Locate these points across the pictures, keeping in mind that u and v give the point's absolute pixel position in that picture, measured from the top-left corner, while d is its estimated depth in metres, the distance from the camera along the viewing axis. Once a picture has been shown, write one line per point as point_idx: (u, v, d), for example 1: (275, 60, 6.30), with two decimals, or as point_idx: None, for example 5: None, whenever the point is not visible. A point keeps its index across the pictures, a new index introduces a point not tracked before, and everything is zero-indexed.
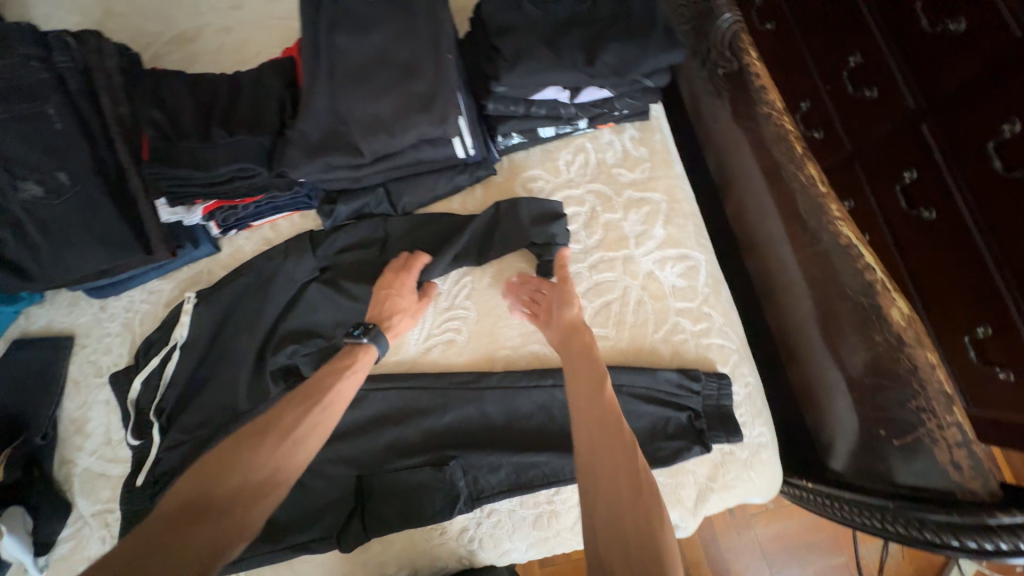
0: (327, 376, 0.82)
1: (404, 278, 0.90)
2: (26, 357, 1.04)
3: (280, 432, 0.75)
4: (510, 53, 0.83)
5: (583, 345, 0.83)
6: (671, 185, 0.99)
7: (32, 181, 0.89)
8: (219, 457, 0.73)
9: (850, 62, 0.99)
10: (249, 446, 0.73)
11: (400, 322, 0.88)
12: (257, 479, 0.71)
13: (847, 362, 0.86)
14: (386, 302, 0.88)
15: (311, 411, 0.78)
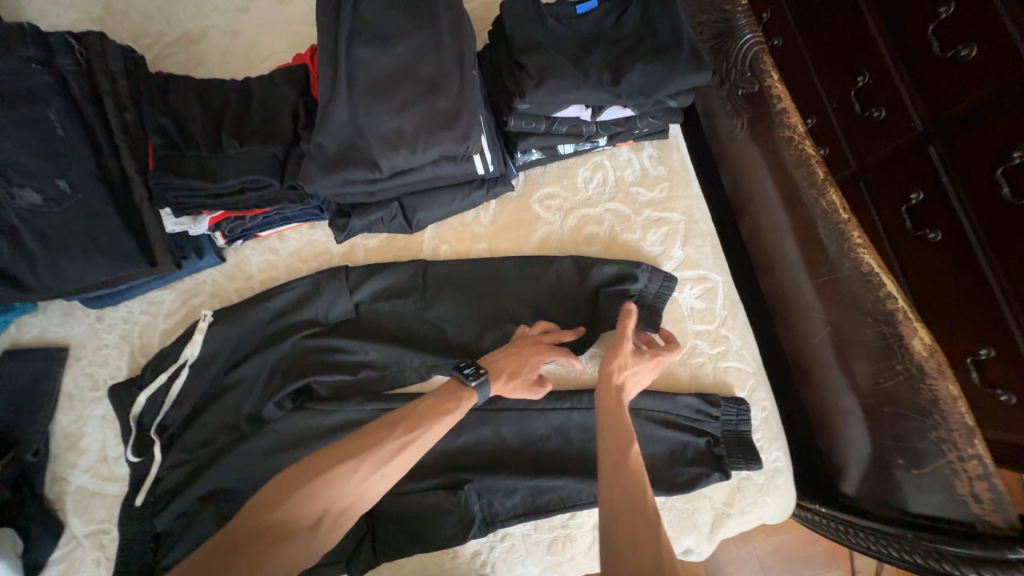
0: (419, 407, 0.77)
1: (543, 351, 0.83)
2: (17, 369, 0.99)
3: (368, 464, 0.72)
4: (536, 70, 0.81)
5: (615, 405, 0.77)
6: (689, 205, 0.97)
7: (30, 188, 0.85)
8: (310, 469, 0.72)
9: (859, 82, 0.95)
10: (337, 471, 0.71)
11: (503, 385, 0.81)
12: (339, 508, 0.70)
13: (860, 387, 0.86)
14: (507, 358, 0.83)
15: (401, 446, 0.73)
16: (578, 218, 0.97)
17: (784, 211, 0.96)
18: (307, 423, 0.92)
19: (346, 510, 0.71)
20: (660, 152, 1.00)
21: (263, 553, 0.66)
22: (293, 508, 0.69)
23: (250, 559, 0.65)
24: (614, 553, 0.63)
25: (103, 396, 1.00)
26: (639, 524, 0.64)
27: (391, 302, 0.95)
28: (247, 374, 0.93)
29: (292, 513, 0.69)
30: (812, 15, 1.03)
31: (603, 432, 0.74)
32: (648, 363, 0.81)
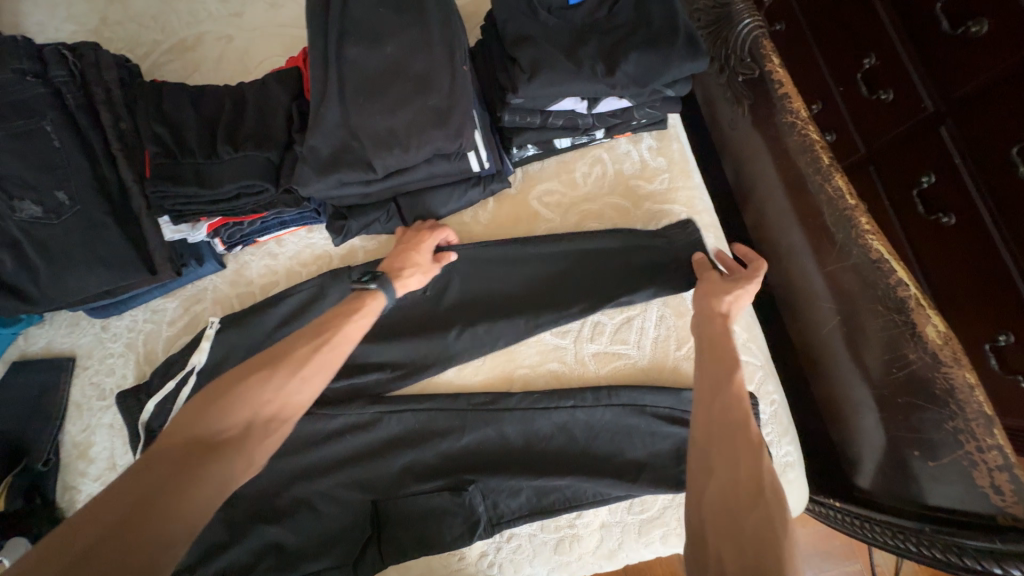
0: (339, 310, 0.78)
1: (424, 237, 0.89)
2: (28, 379, 1.01)
3: (287, 368, 0.69)
4: (528, 64, 0.80)
5: (722, 327, 0.75)
6: (690, 196, 0.95)
7: (30, 200, 0.86)
8: (224, 383, 0.67)
9: (865, 64, 0.92)
10: (258, 380, 0.67)
11: (409, 279, 0.86)
12: (264, 420, 0.66)
13: (868, 377, 0.84)
14: (400, 255, 0.87)
15: (322, 349, 0.73)
16: (577, 213, 0.95)
17: (788, 199, 0.93)
18: (310, 429, 0.92)
19: (275, 417, 0.67)
20: (659, 142, 0.98)
21: (188, 473, 0.59)
22: (215, 421, 0.64)
23: (170, 474, 0.59)
24: (710, 468, 0.60)
25: (110, 405, 1.01)
26: (744, 440, 0.61)
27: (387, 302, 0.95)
28: None
29: (218, 430, 0.63)
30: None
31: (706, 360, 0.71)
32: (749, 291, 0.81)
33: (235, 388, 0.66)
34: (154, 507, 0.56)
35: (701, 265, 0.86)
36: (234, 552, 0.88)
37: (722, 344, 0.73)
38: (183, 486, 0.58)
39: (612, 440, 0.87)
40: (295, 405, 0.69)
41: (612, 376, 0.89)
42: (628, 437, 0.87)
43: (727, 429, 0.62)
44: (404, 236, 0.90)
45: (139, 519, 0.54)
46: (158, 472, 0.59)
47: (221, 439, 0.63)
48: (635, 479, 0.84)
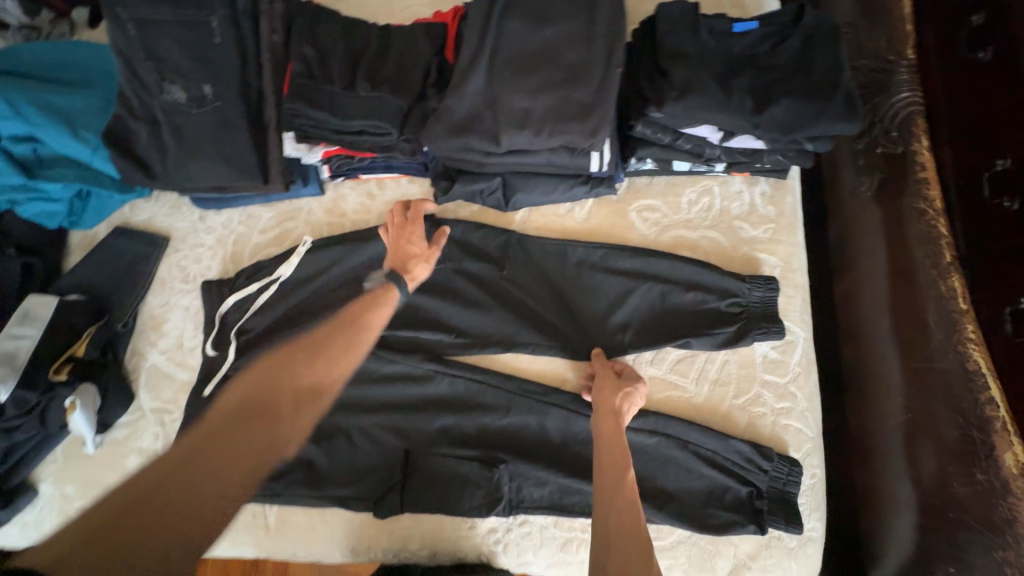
0: (365, 308, 0.82)
1: (412, 229, 0.94)
2: (127, 245, 1.10)
3: (315, 362, 0.75)
4: (679, 82, 0.79)
5: (617, 426, 0.80)
6: (790, 252, 0.94)
7: (179, 86, 0.91)
8: (275, 362, 0.73)
9: (996, 165, 0.77)
10: (294, 361, 0.74)
11: (418, 269, 0.89)
12: (297, 394, 0.71)
13: (917, 483, 0.84)
14: (399, 250, 0.92)
15: (353, 346, 0.78)
16: (672, 237, 0.95)
17: (889, 285, 0.91)
18: (365, 366, 0.96)
19: (312, 391, 0.72)
20: (774, 191, 0.96)
21: (227, 443, 0.64)
22: (256, 399, 0.69)
23: (214, 440, 0.63)
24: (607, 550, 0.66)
25: (191, 290, 1.08)
26: (633, 531, 0.68)
27: (458, 264, 0.98)
28: (323, 307, 0.99)
29: (259, 405, 0.68)
30: (958, 68, 0.83)
31: (603, 454, 0.78)
32: (636, 393, 0.84)
33: (279, 369, 0.72)
34: (188, 480, 0.59)
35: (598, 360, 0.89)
36: None
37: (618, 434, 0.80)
38: (220, 452, 0.62)
39: (648, 464, 0.87)
40: (326, 382, 0.74)
41: (662, 404, 0.89)
42: (663, 466, 0.87)
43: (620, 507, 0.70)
44: (394, 228, 0.95)
45: (178, 491, 0.58)
46: (202, 437, 0.63)
47: (266, 411, 0.68)
48: (659, 507, 0.85)
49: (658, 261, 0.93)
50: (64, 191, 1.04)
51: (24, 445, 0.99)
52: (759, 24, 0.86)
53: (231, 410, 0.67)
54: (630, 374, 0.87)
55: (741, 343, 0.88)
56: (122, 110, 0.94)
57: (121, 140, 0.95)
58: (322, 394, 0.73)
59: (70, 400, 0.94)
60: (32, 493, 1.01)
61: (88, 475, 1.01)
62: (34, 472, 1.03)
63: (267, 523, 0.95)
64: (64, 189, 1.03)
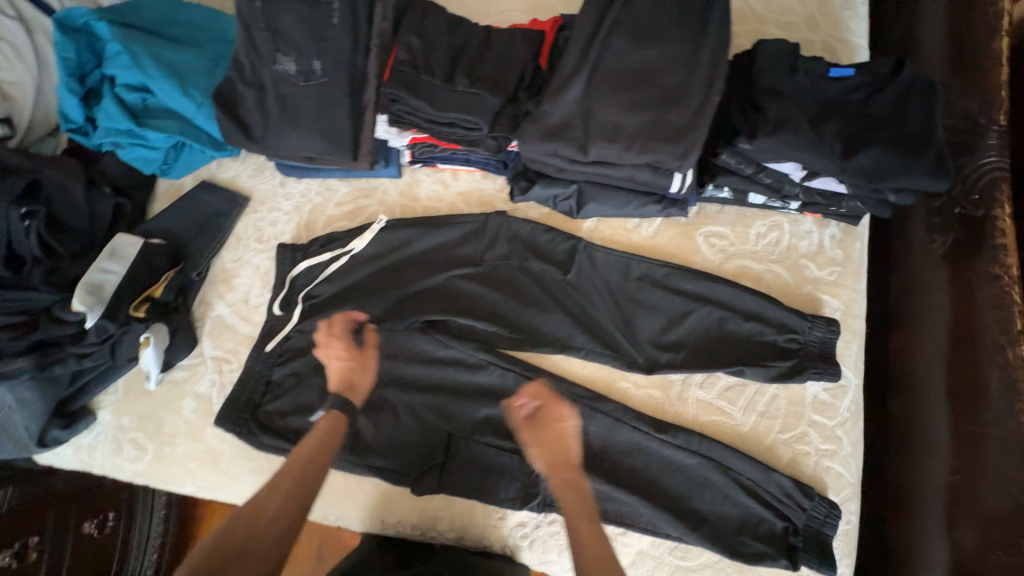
0: (312, 447, 0.86)
1: (343, 342, 0.97)
2: (210, 199, 1.16)
3: (268, 512, 0.79)
4: (774, 118, 0.81)
5: (563, 473, 0.85)
6: (852, 297, 0.94)
7: (291, 59, 0.97)
8: (226, 534, 0.77)
9: None
10: (241, 524, 0.77)
11: (360, 381, 0.95)
12: (248, 560, 0.74)
13: (954, 542, 0.84)
14: (336, 373, 0.94)
15: (301, 501, 0.81)
16: (737, 266, 0.97)
17: (948, 344, 0.91)
18: (419, 347, 1.00)
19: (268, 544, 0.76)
20: (844, 235, 0.97)
21: None
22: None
23: None
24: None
25: (263, 250, 1.13)
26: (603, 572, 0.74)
27: (524, 262, 1.02)
28: (387, 286, 1.03)
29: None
30: None
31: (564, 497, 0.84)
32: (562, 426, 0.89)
33: (232, 537, 0.76)
34: None
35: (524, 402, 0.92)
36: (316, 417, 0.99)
37: (569, 467, 0.86)
38: None
39: (687, 483, 0.89)
40: (277, 528, 0.77)
41: (707, 428, 0.91)
42: (700, 488, 0.88)
43: (592, 536, 0.78)
44: (324, 340, 0.98)
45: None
46: None
47: None
48: (692, 527, 0.86)
49: (720, 287, 0.95)
50: (163, 141, 1.10)
51: (91, 373, 1.07)
52: (856, 72, 0.88)
53: None
54: (549, 414, 0.90)
55: (794, 379, 0.89)
56: (233, 74, 1.00)
57: (228, 102, 1.00)
58: (267, 563, 0.75)
59: (145, 336, 1.00)
60: (92, 418, 1.07)
61: (145, 410, 1.06)
62: (96, 399, 1.09)
63: None
64: (163, 139, 1.10)
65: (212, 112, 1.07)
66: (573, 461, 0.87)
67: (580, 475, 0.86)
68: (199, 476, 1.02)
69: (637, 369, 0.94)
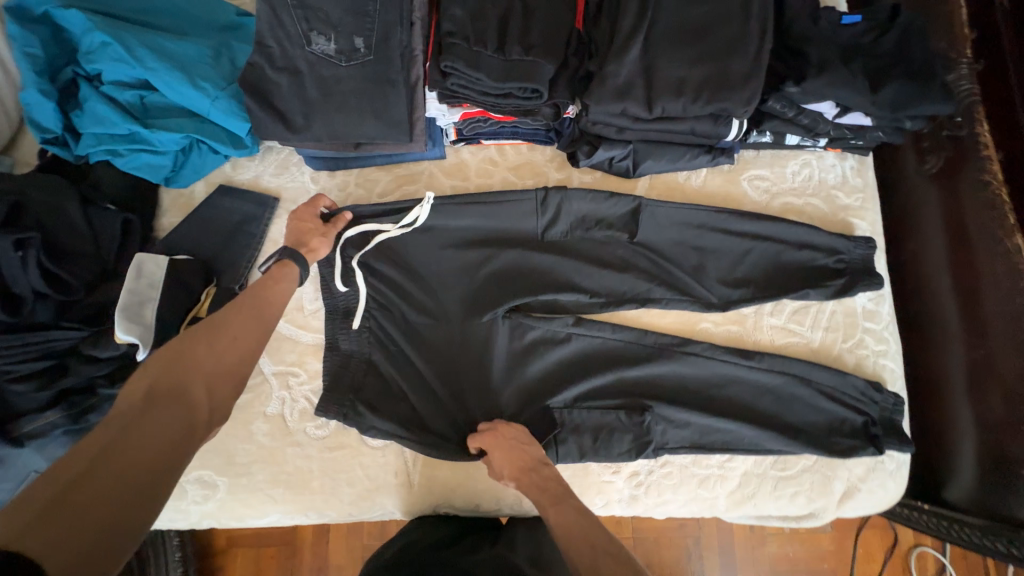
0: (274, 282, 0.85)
1: (305, 213, 0.98)
2: (232, 203, 1.04)
3: (231, 326, 0.74)
4: (815, 61, 0.91)
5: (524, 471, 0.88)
6: (876, 218, 1.08)
7: (329, 39, 0.91)
8: (177, 349, 0.68)
9: None
10: (195, 341, 0.70)
11: (316, 243, 0.94)
12: (216, 372, 0.69)
13: (987, 406, 0.99)
14: (296, 233, 0.95)
15: (264, 323, 0.78)
16: (781, 203, 1.07)
17: (949, 246, 1.07)
18: (502, 324, 1.00)
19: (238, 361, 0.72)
20: (861, 165, 1.10)
21: (140, 424, 0.59)
22: (163, 386, 0.64)
23: (117, 447, 0.56)
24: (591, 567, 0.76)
25: None
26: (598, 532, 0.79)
27: (588, 228, 1.03)
28: (457, 268, 1.02)
29: (172, 380, 0.65)
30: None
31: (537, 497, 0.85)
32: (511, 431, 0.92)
33: (191, 350, 0.69)
34: (111, 462, 0.55)
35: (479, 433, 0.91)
36: (408, 408, 0.95)
37: (535, 468, 0.88)
38: (129, 451, 0.56)
39: (776, 402, 0.98)
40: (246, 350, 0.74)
41: (784, 350, 1.01)
42: (791, 403, 0.98)
43: (559, 514, 0.82)
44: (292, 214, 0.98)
45: (112, 465, 0.55)
46: (94, 450, 0.55)
47: (180, 393, 0.64)
48: (794, 438, 0.95)
49: (775, 224, 1.03)
50: (172, 143, 0.97)
51: None
52: (862, 19, 1.00)
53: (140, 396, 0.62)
54: (502, 425, 0.92)
55: (849, 294, 1.00)
56: (259, 59, 0.91)
57: (258, 90, 0.91)
58: (235, 375, 0.71)
59: None
60: None
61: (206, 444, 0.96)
62: None
63: (410, 481, 0.97)
64: (172, 141, 0.97)
65: (230, 106, 0.96)
66: (531, 464, 0.88)
67: (543, 470, 0.88)
68: (286, 501, 0.95)
69: (715, 308, 1.01)
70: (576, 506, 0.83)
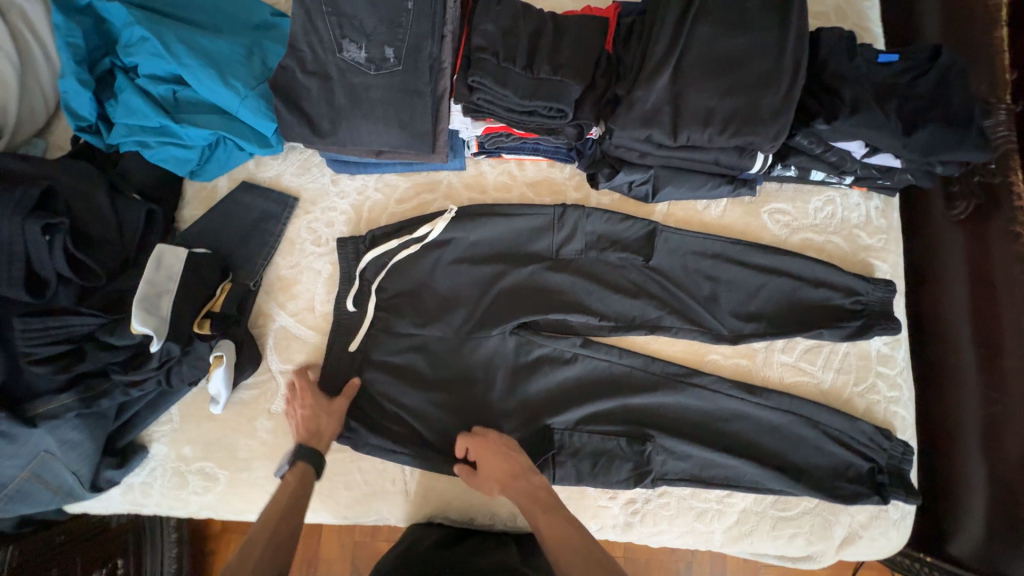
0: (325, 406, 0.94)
1: (310, 393, 0.94)
2: (253, 201, 1.06)
3: (289, 487, 0.86)
4: (849, 100, 0.89)
5: (514, 472, 0.88)
6: (897, 260, 1.05)
7: (360, 46, 0.92)
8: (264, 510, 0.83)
9: None
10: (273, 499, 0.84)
11: (326, 427, 0.91)
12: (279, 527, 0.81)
13: (999, 461, 0.96)
14: (305, 421, 0.91)
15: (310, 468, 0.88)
16: (801, 239, 1.05)
17: (972, 295, 1.04)
18: (509, 342, 1.00)
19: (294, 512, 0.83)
20: (887, 205, 1.07)
21: None
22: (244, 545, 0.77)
23: None
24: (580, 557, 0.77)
25: (324, 253, 1.06)
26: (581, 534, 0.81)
27: (602, 250, 1.03)
28: (470, 281, 1.02)
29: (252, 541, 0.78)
30: None
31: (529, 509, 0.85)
32: (493, 437, 0.92)
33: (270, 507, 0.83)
34: None
35: (469, 435, 0.92)
36: (410, 416, 0.97)
37: (523, 476, 0.88)
38: None
39: (781, 441, 0.97)
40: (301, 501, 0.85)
41: (793, 388, 1.00)
42: (796, 444, 0.96)
43: (553, 526, 0.82)
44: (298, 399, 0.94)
45: None
46: None
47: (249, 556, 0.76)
48: (796, 480, 0.94)
49: (792, 260, 1.01)
50: (200, 138, 0.99)
51: (138, 402, 0.96)
52: (899, 58, 0.98)
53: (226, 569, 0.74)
54: (490, 433, 0.93)
55: (864, 337, 0.98)
56: (291, 62, 0.92)
57: (288, 93, 0.93)
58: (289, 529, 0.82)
59: (216, 355, 0.91)
60: (144, 453, 0.96)
61: (211, 436, 0.97)
62: (145, 431, 0.98)
63: (406, 489, 0.98)
64: (200, 137, 0.99)
65: (259, 106, 0.97)
66: (521, 471, 0.89)
67: (531, 477, 0.88)
68: None
69: (725, 341, 0.99)
70: (568, 517, 0.84)
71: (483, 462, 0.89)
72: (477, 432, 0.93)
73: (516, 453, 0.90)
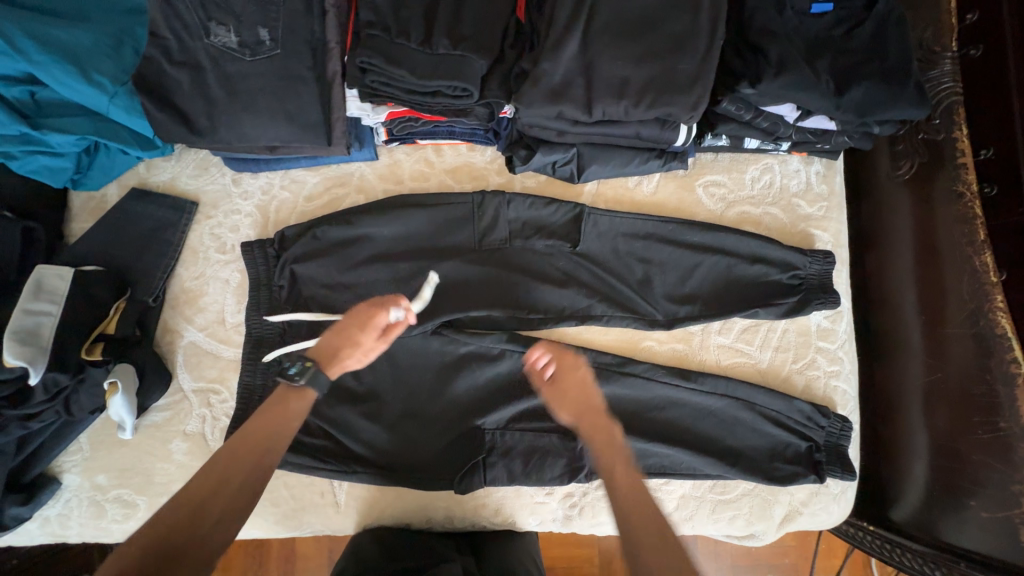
0: (241, 465, 0.71)
1: (371, 314, 0.87)
2: (146, 209, 0.98)
3: (249, 451, 0.73)
4: (775, 58, 0.81)
5: (595, 407, 0.84)
6: (839, 229, 1.00)
7: (231, 29, 0.82)
8: (213, 477, 0.69)
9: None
10: (226, 463, 0.71)
11: (347, 360, 0.84)
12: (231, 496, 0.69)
13: (939, 430, 0.94)
14: (343, 341, 0.85)
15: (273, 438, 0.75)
16: (738, 213, 1.00)
17: (915, 259, 1.00)
18: (434, 342, 0.95)
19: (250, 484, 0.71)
20: (828, 170, 1.01)
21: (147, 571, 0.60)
22: (187, 514, 0.65)
23: None
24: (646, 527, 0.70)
25: (230, 260, 0.99)
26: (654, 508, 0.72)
27: (527, 238, 0.96)
28: (388, 280, 0.95)
29: (189, 514, 0.65)
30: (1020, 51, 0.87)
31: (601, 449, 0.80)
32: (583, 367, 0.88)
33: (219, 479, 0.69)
34: None
35: (555, 347, 0.90)
36: (333, 428, 0.92)
37: (600, 412, 0.84)
38: None
39: (720, 425, 0.94)
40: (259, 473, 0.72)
41: (730, 370, 0.96)
42: (733, 427, 0.94)
43: (630, 479, 0.76)
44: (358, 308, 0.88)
45: None
46: None
47: (188, 528, 0.64)
48: (732, 463, 0.92)
49: (727, 236, 0.96)
50: (71, 146, 0.89)
51: (41, 434, 0.89)
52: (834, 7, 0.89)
53: (159, 532, 0.63)
54: (576, 358, 0.89)
55: (801, 314, 0.94)
56: (155, 52, 0.82)
57: (157, 87, 0.83)
58: (243, 502, 0.70)
59: (110, 381, 0.85)
60: (55, 485, 0.91)
61: (124, 463, 0.93)
62: (54, 462, 0.93)
63: (336, 501, 0.95)
64: (70, 143, 0.89)
65: (130, 104, 0.87)
66: (601, 407, 0.84)
67: (609, 418, 0.83)
68: None
69: (659, 326, 0.95)
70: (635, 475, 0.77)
71: (565, 385, 0.86)
72: (568, 355, 0.89)
73: (596, 395, 0.86)
